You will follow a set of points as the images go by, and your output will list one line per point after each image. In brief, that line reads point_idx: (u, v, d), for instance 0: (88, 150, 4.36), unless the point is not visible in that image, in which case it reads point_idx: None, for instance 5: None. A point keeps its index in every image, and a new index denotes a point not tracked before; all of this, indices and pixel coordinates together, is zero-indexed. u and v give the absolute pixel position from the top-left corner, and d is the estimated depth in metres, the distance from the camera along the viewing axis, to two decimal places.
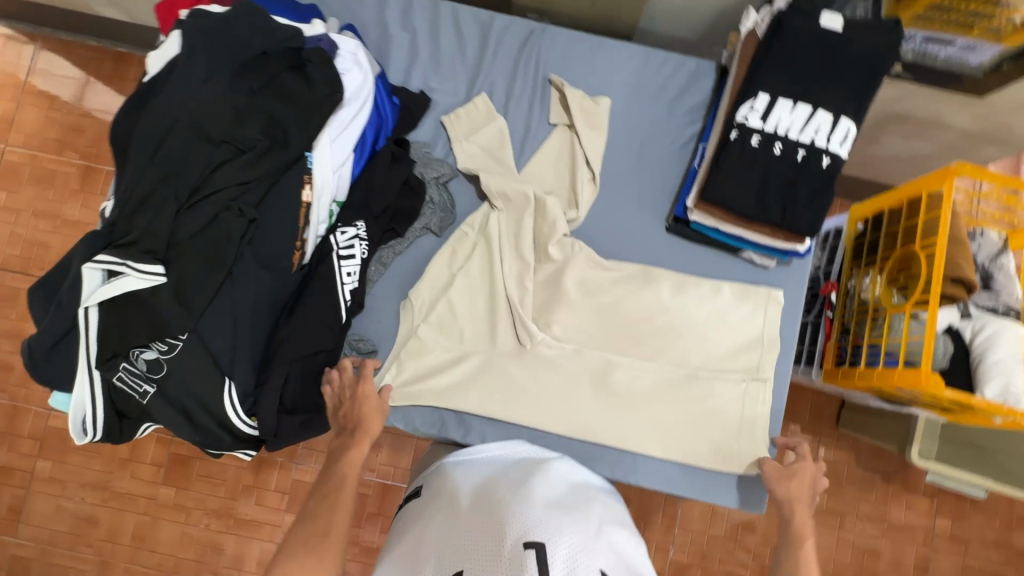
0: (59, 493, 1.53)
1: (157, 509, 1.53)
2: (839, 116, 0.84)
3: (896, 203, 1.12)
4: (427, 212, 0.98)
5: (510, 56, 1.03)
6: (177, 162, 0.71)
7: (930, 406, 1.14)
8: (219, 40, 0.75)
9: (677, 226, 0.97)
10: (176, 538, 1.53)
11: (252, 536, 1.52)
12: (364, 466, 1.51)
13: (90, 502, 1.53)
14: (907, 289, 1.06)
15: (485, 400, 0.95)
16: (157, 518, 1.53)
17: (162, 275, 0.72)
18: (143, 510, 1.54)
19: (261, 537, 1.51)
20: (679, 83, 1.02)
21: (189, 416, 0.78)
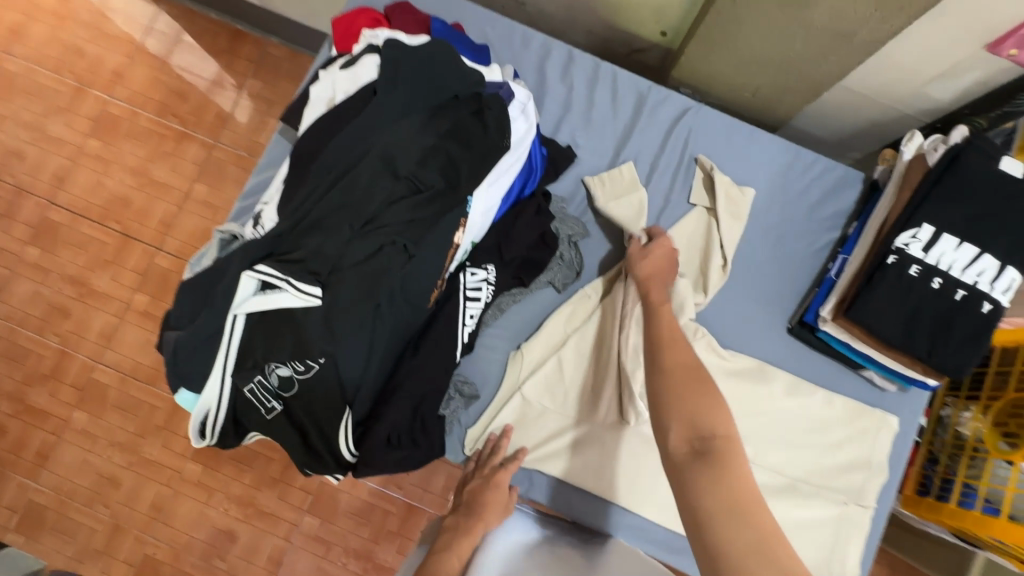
0: (88, 447, 1.47)
1: (180, 483, 1.45)
2: (1006, 263, 0.81)
3: (1009, 342, 1.10)
4: (554, 268, 0.98)
5: (661, 129, 1.03)
6: (358, 191, 0.71)
7: (1010, 557, 1.10)
8: (418, 76, 0.76)
9: (801, 330, 0.95)
10: (193, 517, 1.45)
11: (270, 530, 1.45)
12: (391, 484, 1.47)
13: (116, 462, 1.46)
14: (1015, 438, 1.02)
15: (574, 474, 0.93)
16: (179, 492, 1.45)
17: (318, 297, 0.71)
18: (166, 482, 1.46)
19: (276, 534, 1.45)
20: (825, 188, 1.01)
21: (304, 437, 0.78)
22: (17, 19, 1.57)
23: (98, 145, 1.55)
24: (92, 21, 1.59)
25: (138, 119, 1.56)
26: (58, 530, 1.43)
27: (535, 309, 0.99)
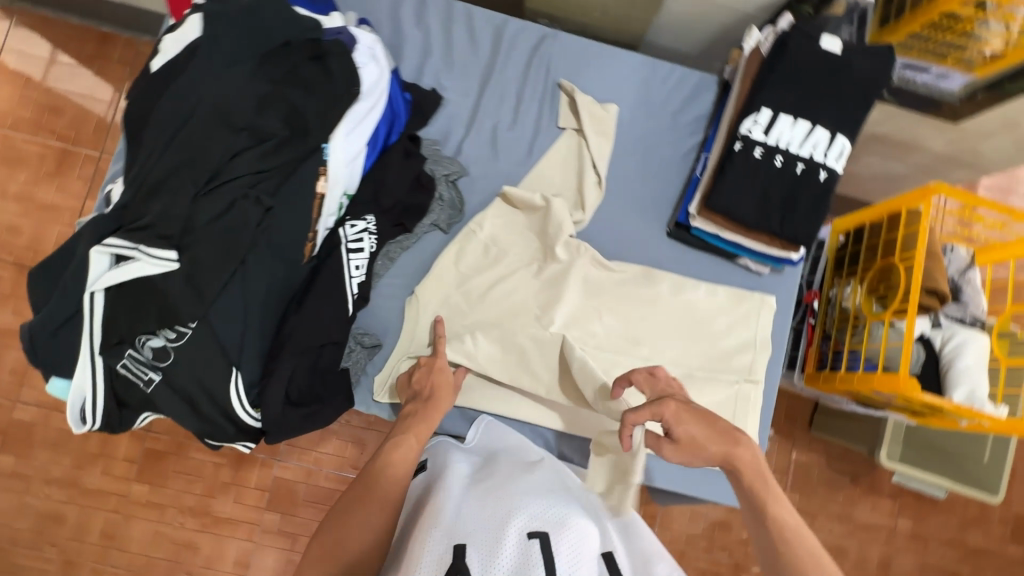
0: (21, 490, 1.41)
1: (129, 507, 1.42)
2: (836, 134, 0.89)
3: (876, 217, 1.20)
4: (436, 210, 1.00)
5: (522, 60, 1.05)
6: (195, 148, 0.70)
7: (901, 408, 1.21)
8: (243, 26, 0.75)
9: (677, 231, 1.01)
10: (148, 537, 1.42)
11: (230, 535, 1.43)
12: (347, 465, 1.47)
13: (56, 499, 1.41)
14: (886, 299, 1.13)
15: (485, 401, 1.00)
16: (129, 517, 1.42)
17: (174, 260, 0.71)
18: (113, 508, 1.43)
19: (238, 536, 1.43)
20: (684, 94, 1.06)
21: (194, 405, 0.77)
22: None
23: None
24: None
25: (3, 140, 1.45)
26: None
27: (430, 249, 1.01)
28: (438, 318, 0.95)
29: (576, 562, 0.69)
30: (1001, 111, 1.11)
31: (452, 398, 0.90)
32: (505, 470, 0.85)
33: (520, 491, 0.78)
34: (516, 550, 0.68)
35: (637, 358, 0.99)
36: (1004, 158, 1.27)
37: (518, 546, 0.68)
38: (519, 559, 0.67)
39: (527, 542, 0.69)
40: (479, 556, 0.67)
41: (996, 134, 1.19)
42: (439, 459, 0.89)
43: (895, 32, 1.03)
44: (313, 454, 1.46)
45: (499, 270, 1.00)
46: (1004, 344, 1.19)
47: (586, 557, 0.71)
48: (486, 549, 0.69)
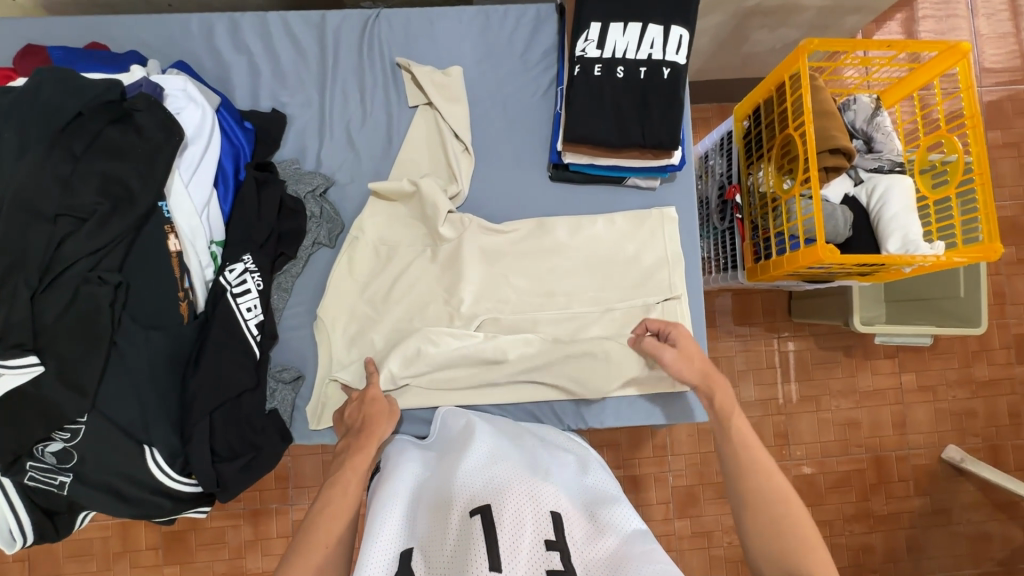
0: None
1: None
2: (672, 25, 0.84)
3: (766, 93, 1.15)
4: (313, 227, 0.97)
5: (352, 50, 1.01)
6: (15, 248, 0.68)
7: (849, 275, 1.18)
8: (27, 111, 0.73)
9: (558, 172, 0.98)
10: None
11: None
12: None
13: None
14: (794, 172, 1.09)
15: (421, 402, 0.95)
16: None
17: (38, 363, 0.70)
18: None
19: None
20: (526, 33, 1.02)
21: (119, 494, 0.77)
22: None
23: None
24: None
25: None
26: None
27: (321, 269, 0.99)
28: (370, 360, 0.92)
29: (525, 525, 0.62)
30: None
31: (390, 425, 0.87)
32: (456, 450, 0.79)
33: (465, 469, 0.72)
34: (458, 535, 0.62)
35: (556, 308, 0.98)
36: None
37: (459, 529, 0.62)
38: (460, 543, 0.61)
39: (469, 521, 0.63)
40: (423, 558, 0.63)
41: None
42: (393, 459, 0.83)
43: None
44: (321, 489, 1.48)
45: (397, 267, 0.98)
46: (928, 179, 1.15)
47: (539, 517, 0.64)
48: (431, 545, 0.64)
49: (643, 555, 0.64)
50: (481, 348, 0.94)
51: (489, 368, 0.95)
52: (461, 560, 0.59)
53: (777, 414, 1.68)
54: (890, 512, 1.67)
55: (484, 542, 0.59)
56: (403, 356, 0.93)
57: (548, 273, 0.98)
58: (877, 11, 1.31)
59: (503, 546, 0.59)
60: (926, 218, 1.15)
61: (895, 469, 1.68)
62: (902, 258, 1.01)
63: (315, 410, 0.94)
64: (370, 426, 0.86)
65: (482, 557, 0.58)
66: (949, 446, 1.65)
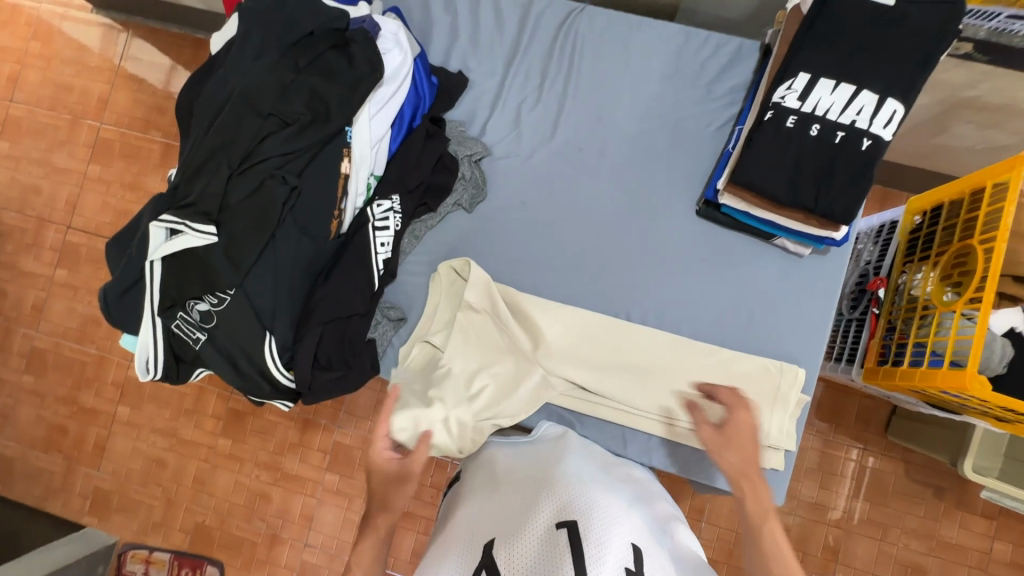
0: (135, 436, 1.67)
1: (215, 458, 1.64)
2: (886, 96, 0.79)
3: (956, 194, 1.05)
4: (459, 189, 1.02)
5: (547, 37, 1.04)
6: (230, 133, 0.80)
7: (981, 413, 1.06)
8: (274, 21, 0.83)
9: (707, 210, 0.96)
10: (230, 485, 1.63)
11: (297, 490, 1.59)
12: None
13: (160, 446, 1.66)
14: (961, 287, 0.99)
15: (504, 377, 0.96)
16: (216, 466, 1.64)
17: (213, 234, 0.80)
18: (204, 457, 1.65)
19: (303, 492, 1.58)
20: (720, 63, 0.99)
21: (234, 363, 0.87)
22: (16, 69, 1.77)
23: (97, 169, 1.72)
24: (76, 58, 1.75)
25: (126, 139, 1.72)
26: (122, 510, 1.66)
27: (452, 230, 1.03)
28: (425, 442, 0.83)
29: (610, 540, 0.64)
30: None
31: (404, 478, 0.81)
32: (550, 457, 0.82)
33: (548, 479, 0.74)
34: (541, 539, 0.63)
35: (659, 338, 0.96)
36: None
37: (543, 536, 0.63)
38: (544, 549, 0.62)
39: (554, 531, 0.64)
40: (505, 548, 0.64)
41: None
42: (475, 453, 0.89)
43: None
44: (368, 423, 1.57)
45: (528, 253, 1.02)
46: None
47: (623, 541, 0.65)
48: (512, 528, 0.67)
49: None
50: (601, 361, 0.97)
51: (605, 380, 0.96)
52: (545, 564, 0.60)
53: (832, 527, 1.54)
54: None
55: (569, 555, 0.60)
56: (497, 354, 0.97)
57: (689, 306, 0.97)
58: None
59: (589, 561, 0.60)
60: None
61: None
62: None
63: (421, 361, 0.98)
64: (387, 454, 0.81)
65: (568, 566, 0.59)
66: None
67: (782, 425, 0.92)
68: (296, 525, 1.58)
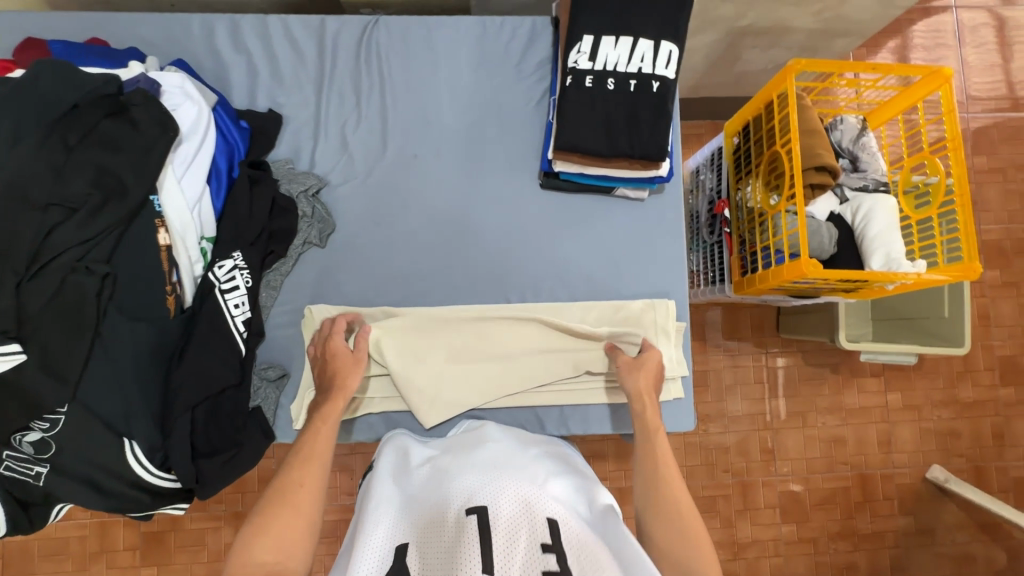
0: None
1: None
2: (661, 40, 0.87)
3: (756, 110, 1.18)
4: (305, 227, 0.98)
5: (350, 55, 1.02)
6: (4, 235, 0.69)
7: (832, 290, 1.20)
8: (24, 102, 0.74)
9: (548, 180, 0.99)
10: None
11: None
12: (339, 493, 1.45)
13: None
14: (780, 188, 1.11)
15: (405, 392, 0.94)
16: None
17: (20, 352, 0.70)
18: None
19: None
20: (521, 43, 1.04)
21: (95, 485, 0.77)
22: None
23: None
24: None
25: None
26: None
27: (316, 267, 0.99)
28: (363, 328, 0.92)
29: (521, 523, 0.66)
30: None
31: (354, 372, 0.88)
32: (465, 451, 0.83)
33: (461, 475, 0.76)
34: (455, 533, 0.65)
35: (545, 311, 0.98)
36: (872, 14, 1.25)
37: (456, 529, 0.66)
38: (456, 541, 0.64)
39: (463, 521, 0.66)
40: (418, 557, 0.66)
41: None
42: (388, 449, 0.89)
43: None
44: None
45: (394, 270, 1.00)
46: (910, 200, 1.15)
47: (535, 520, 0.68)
48: (427, 538, 0.68)
49: (631, 550, 0.66)
50: (491, 347, 0.97)
51: (498, 364, 0.97)
52: (455, 557, 0.62)
53: (764, 430, 1.68)
54: (875, 529, 1.67)
55: (479, 542, 0.63)
56: (486, 363, 0.97)
57: (561, 275, 1.01)
58: (866, 35, 1.34)
59: (499, 548, 0.63)
60: (909, 237, 1.16)
61: (879, 488, 1.68)
62: (883, 275, 1.03)
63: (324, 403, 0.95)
64: (335, 377, 0.88)
65: (476, 556, 0.61)
66: (934, 466, 1.66)
67: (672, 359, 0.99)
68: None
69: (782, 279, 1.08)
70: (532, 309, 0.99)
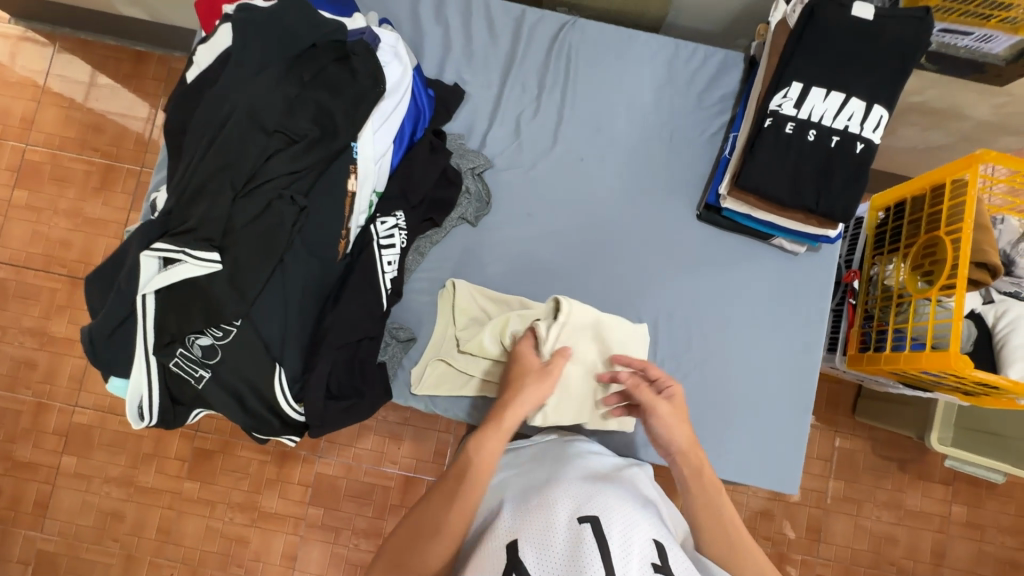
0: (85, 488, 1.46)
1: (182, 503, 1.46)
2: (873, 103, 0.86)
3: (918, 190, 1.15)
4: (463, 203, 1.00)
5: (542, 49, 1.04)
6: (232, 153, 0.74)
7: (952, 389, 1.15)
8: (271, 36, 0.79)
9: (709, 214, 0.99)
10: (201, 532, 1.45)
11: (278, 529, 1.45)
12: (386, 460, 1.45)
13: (116, 497, 1.46)
14: (932, 275, 1.08)
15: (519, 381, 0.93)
16: (184, 512, 1.46)
17: (217, 262, 0.74)
18: (168, 504, 1.46)
19: (285, 531, 1.45)
20: (708, 74, 1.04)
21: (240, 399, 0.81)
22: None
23: (24, 195, 1.53)
24: None
25: (59, 161, 1.54)
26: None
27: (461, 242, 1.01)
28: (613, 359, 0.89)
29: (633, 536, 0.62)
30: None
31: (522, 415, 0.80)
32: (557, 461, 0.79)
33: (561, 479, 0.71)
34: (568, 538, 0.61)
35: (673, 342, 0.99)
36: None
37: (567, 533, 0.62)
38: (571, 546, 0.60)
39: (577, 526, 0.62)
40: (532, 552, 0.61)
41: None
42: None
43: None
44: (352, 450, 1.46)
45: (533, 264, 1.01)
46: None
47: (644, 537, 0.63)
48: (535, 534, 0.63)
49: None
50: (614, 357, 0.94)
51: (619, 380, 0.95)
52: (574, 565, 0.58)
53: (815, 508, 1.60)
54: None
55: (598, 552, 0.58)
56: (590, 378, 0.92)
57: (695, 308, 1.00)
58: None
59: (616, 561, 0.59)
60: None
61: None
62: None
63: (437, 371, 0.97)
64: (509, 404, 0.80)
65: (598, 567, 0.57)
66: None
67: (787, 421, 0.97)
68: (280, 567, 1.43)
69: (914, 367, 1.05)
70: (662, 334, 0.99)
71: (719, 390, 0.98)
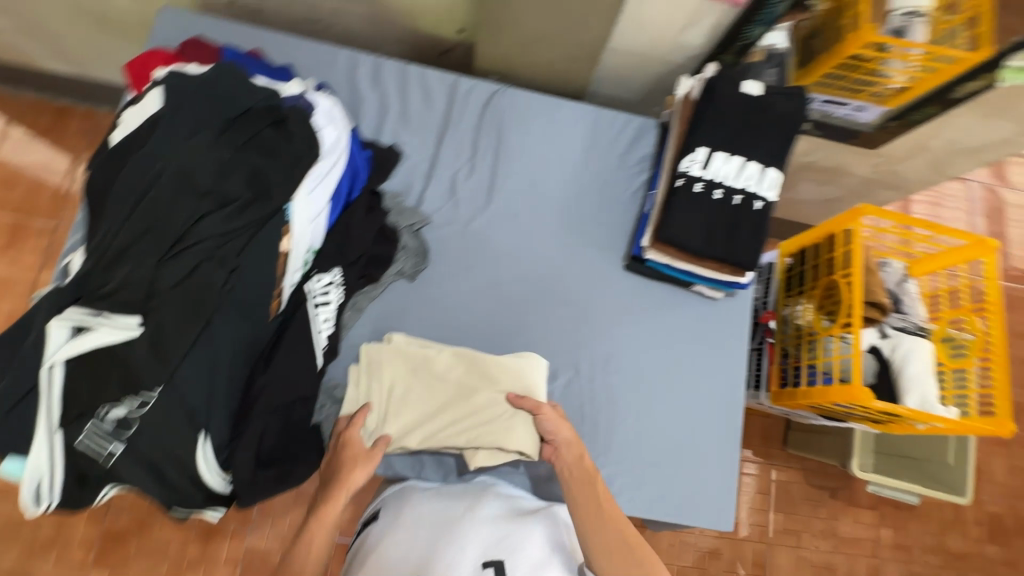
0: None
1: None
2: (768, 166, 0.98)
3: (816, 239, 1.28)
4: (401, 259, 1.02)
5: (475, 114, 1.11)
6: (159, 216, 0.73)
7: (863, 419, 1.25)
8: (204, 100, 0.80)
9: (634, 264, 1.06)
10: None
11: None
12: None
13: None
14: (834, 314, 1.19)
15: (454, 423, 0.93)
16: None
17: (137, 326, 0.72)
18: None
19: None
20: (628, 138, 1.14)
21: (158, 473, 0.76)
22: None
23: None
24: None
25: None
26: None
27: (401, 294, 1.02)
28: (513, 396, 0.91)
29: None
30: (911, 136, 1.24)
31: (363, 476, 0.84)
32: (481, 493, 0.81)
33: (478, 518, 0.74)
34: None
35: (609, 387, 1.02)
36: (922, 177, 1.40)
37: None
38: None
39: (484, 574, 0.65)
40: None
41: (911, 157, 1.32)
42: (393, 498, 0.83)
43: (901, 95, 1.12)
44: (288, 518, 1.37)
45: (472, 316, 1.03)
46: (947, 348, 1.24)
47: None
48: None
49: None
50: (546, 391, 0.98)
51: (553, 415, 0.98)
52: None
53: (759, 542, 1.64)
54: None
55: None
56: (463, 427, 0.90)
57: (628, 353, 1.04)
58: (911, 192, 1.48)
59: None
60: (941, 381, 1.24)
61: None
62: (920, 415, 1.09)
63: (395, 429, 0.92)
64: (343, 476, 0.83)
65: None
66: None
67: (720, 459, 1.02)
68: None
69: (827, 400, 1.14)
70: (600, 381, 1.02)
71: (655, 432, 1.02)
